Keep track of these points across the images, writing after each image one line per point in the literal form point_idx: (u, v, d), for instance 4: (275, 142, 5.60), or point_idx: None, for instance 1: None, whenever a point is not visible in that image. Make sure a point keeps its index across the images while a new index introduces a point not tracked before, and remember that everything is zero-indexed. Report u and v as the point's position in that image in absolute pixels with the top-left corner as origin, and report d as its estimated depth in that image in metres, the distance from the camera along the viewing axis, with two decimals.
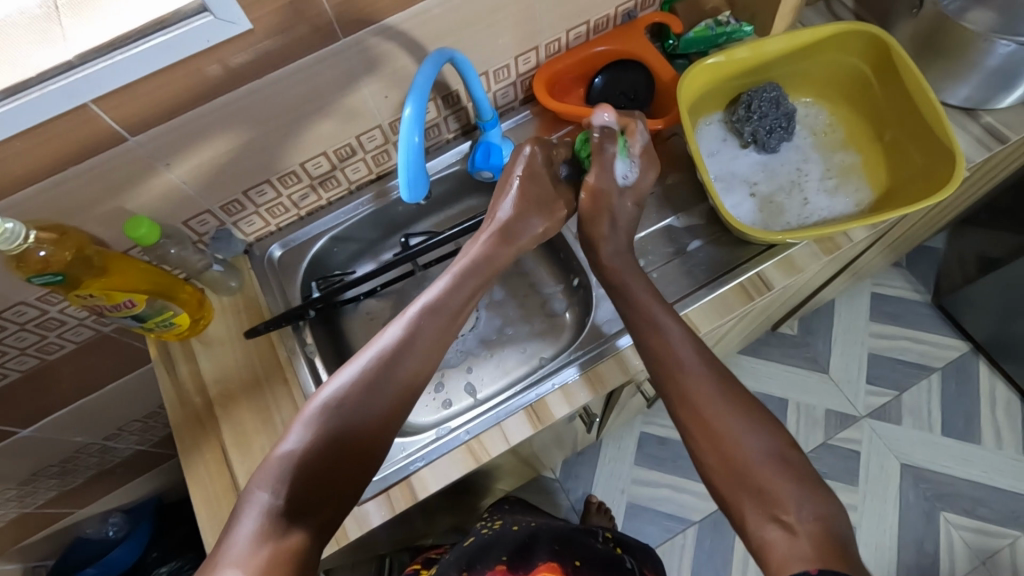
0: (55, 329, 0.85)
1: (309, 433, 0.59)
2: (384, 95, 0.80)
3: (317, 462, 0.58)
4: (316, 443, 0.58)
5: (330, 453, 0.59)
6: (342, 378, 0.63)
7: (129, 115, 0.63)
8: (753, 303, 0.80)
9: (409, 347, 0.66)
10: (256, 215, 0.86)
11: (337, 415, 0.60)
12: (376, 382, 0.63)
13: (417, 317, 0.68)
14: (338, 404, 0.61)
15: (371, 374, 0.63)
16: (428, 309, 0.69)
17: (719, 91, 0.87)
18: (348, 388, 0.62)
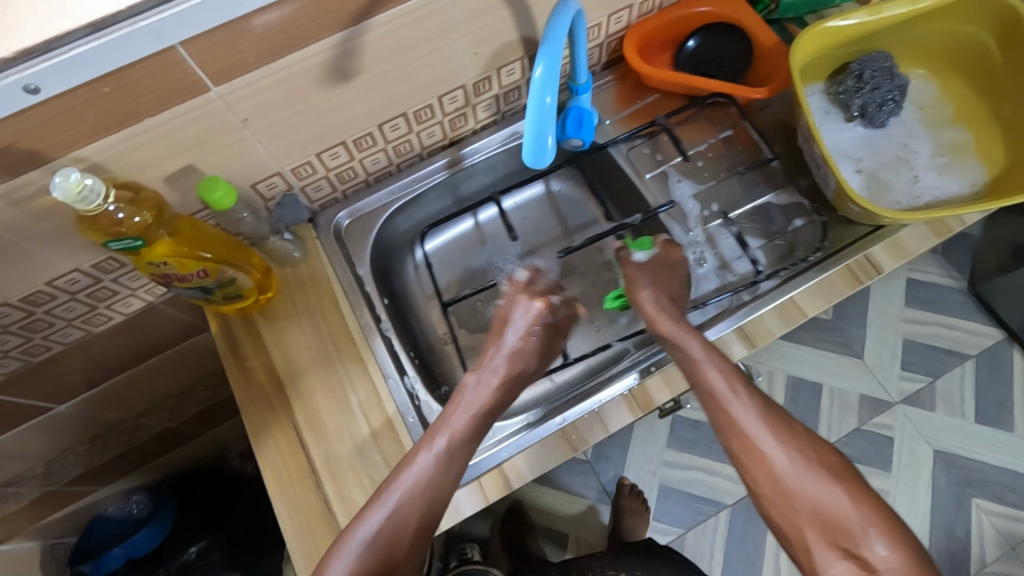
0: (106, 299, 0.78)
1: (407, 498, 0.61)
2: (474, 52, 0.73)
3: (409, 525, 0.60)
4: (413, 510, 0.60)
5: (418, 521, 0.61)
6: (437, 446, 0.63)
7: (216, 61, 0.56)
8: (860, 286, 0.76)
9: (484, 417, 0.67)
10: (324, 180, 0.80)
11: (432, 494, 0.62)
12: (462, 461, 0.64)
13: (490, 387, 0.68)
14: (434, 476, 0.62)
15: (462, 449, 0.64)
16: (502, 380, 0.69)
17: (822, 60, 0.81)
18: (449, 460, 0.63)
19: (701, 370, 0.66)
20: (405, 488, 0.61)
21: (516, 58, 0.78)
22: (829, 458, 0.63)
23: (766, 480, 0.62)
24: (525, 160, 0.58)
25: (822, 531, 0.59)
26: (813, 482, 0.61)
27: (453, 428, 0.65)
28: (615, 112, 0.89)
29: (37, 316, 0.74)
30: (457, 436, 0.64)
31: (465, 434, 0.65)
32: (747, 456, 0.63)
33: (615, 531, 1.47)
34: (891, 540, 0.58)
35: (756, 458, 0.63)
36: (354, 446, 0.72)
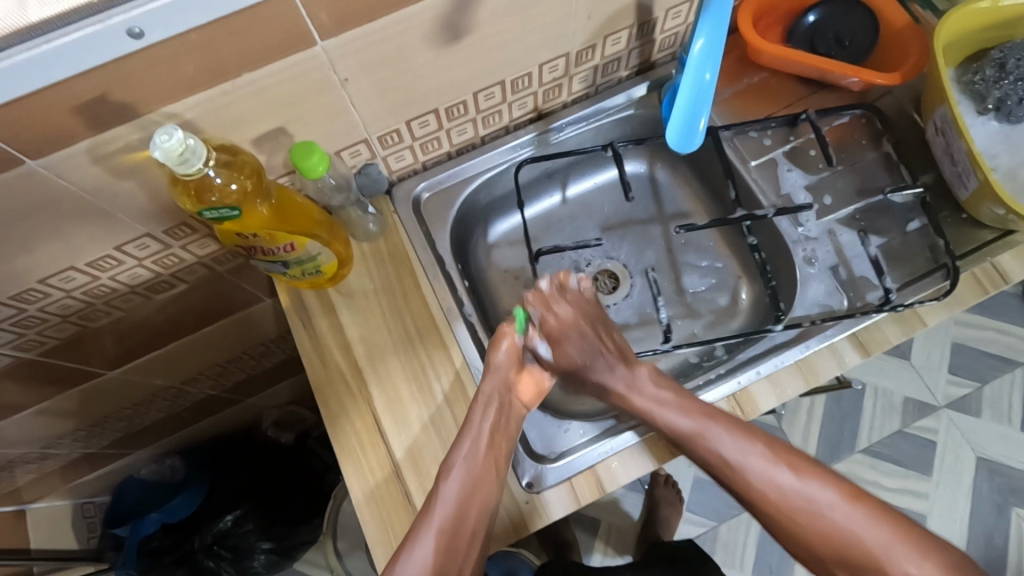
0: (172, 266, 0.74)
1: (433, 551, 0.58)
2: (587, 17, 0.66)
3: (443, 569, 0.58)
4: (440, 559, 0.58)
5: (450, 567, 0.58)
6: (444, 490, 0.60)
7: (329, 12, 0.50)
8: (985, 296, 0.70)
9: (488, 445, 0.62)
10: (408, 150, 0.74)
11: (458, 536, 0.59)
12: (483, 499, 0.61)
13: (482, 416, 0.63)
14: (452, 521, 0.59)
15: (472, 493, 0.60)
16: (495, 407, 0.63)
17: (959, 44, 0.74)
18: (462, 504, 0.59)
19: (655, 414, 0.64)
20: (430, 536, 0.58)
21: (625, 27, 0.72)
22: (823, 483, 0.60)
23: (772, 512, 0.61)
24: (670, 144, 0.54)
25: (841, 567, 0.58)
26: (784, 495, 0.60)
27: (452, 470, 0.61)
28: (718, 91, 0.82)
29: (101, 281, 0.70)
30: (463, 473, 0.60)
31: (471, 475, 0.60)
32: (732, 480, 0.63)
33: (650, 521, 1.45)
34: (922, 556, 0.55)
35: (755, 492, 0.61)
36: (437, 443, 0.68)
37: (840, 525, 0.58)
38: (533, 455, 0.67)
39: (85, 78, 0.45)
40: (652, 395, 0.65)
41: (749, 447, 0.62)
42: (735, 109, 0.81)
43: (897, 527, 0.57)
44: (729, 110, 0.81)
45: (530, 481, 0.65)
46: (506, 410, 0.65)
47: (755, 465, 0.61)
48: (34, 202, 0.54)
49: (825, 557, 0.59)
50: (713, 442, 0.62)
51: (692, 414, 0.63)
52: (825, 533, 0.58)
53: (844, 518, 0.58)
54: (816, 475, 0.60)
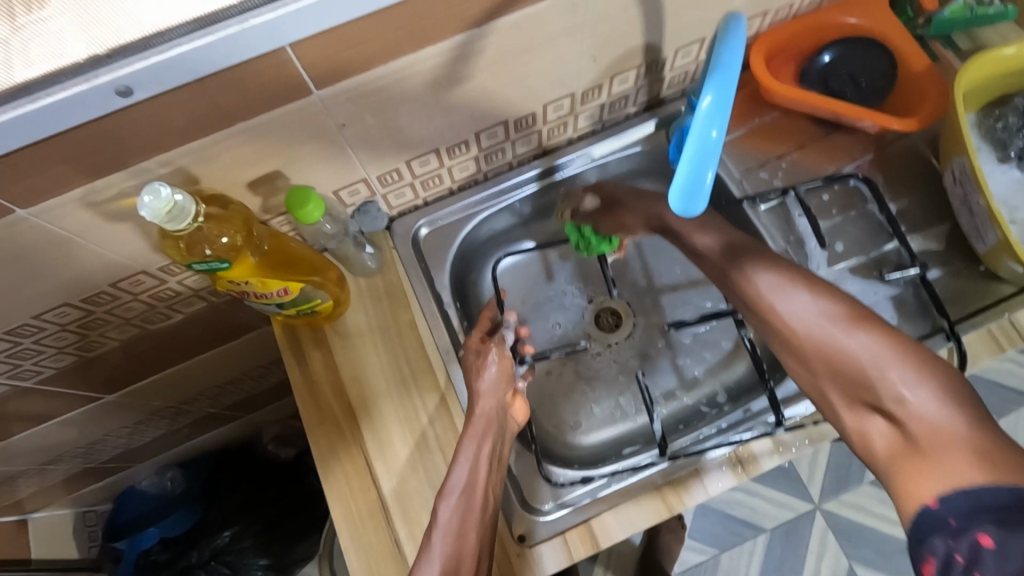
0: (168, 300, 0.73)
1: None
2: (592, 59, 0.65)
3: None
4: None
5: None
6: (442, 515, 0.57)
7: (326, 64, 0.49)
8: (1001, 355, 0.68)
9: (484, 469, 0.60)
10: (409, 187, 0.73)
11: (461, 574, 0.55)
12: (478, 528, 0.58)
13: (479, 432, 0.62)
14: (452, 558, 0.55)
15: (468, 518, 0.57)
16: (489, 424, 0.63)
17: (981, 91, 0.71)
18: (460, 534, 0.56)
19: (745, 277, 0.60)
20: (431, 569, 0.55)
21: (633, 67, 0.70)
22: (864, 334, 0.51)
23: (786, 345, 0.55)
24: (670, 207, 0.49)
25: (837, 388, 0.52)
26: (811, 324, 0.54)
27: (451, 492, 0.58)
28: (728, 130, 0.80)
29: (96, 315, 0.69)
30: (462, 499, 0.58)
31: (467, 499, 0.58)
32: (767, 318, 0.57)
33: (652, 549, 1.43)
34: (923, 387, 0.47)
35: (786, 329, 0.55)
36: (427, 490, 0.67)
37: (856, 350, 0.51)
38: (524, 505, 0.66)
39: (74, 133, 0.44)
40: (714, 258, 0.65)
41: (824, 308, 0.54)
42: (746, 150, 0.79)
43: (892, 341, 0.50)
44: (740, 149, 0.79)
45: (522, 534, 0.64)
46: (499, 426, 0.64)
47: (809, 313, 0.54)
48: (26, 245, 0.53)
49: (825, 376, 0.53)
50: (778, 305, 0.56)
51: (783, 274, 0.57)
52: (838, 364, 0.52)
53: (865, 341, 0.51)
54: (876, 332, 0.51)
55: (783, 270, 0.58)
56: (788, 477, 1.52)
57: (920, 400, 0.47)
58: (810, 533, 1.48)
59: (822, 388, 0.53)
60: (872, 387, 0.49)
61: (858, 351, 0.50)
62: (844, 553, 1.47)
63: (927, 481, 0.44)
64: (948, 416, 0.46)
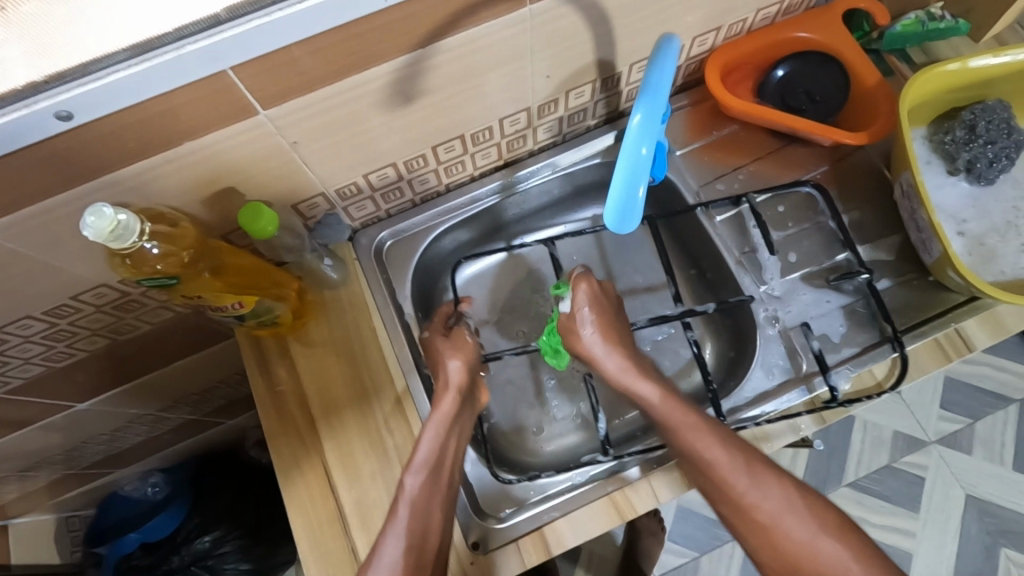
0: (134, 311, 0.74)
1: (405, 557, 0.52)
2: (545, 75, 0.66)
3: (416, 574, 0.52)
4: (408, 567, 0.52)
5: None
6: (409, 484, 0.56)
7: (268, 85, 0.50)
8: (949, 364, 0.69)
9: (448, 442, 0.60)
10: (369, 200, 0.74)
11: (426, 553, 0.54)
12: (443, 503, 0.57)
13: (446, 407, 0.61)
14: (421, 530, 0.54)
15: (436, 492, 0.57)
16: (457, 399, 0.62)
17: (929, 104, 0.73)
18: (427, 507, 0.56)
19: (631, 386, 0.66)
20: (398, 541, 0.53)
21: (588, 82, 0.71)
22: (791, 493, 0.58)
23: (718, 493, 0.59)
24: (606, 222, 0.51)
25: (794, 568, 0.56)
26: (753, 492, 0.58)
27: (421, 465, 0.57)
28: (688, 142, 0.81)
29: (61, 327, 0.70)
30: (431, 474, 0.57)
31: (435, 472, 0.58)
32: (705, 480, 0.60)
33: (631, 553, 1.44)
34: (868, 566, 0.54)
35: (720, 490, 0.59)
36: (386, 500, 0.68)
37: (800, 537, 0.56)
38: (477, 513, 0.67)
39: (17, 156, 0.45)
40: (615, 363, 0.67)
41: (707, 434, 0.60)
42: (706, 162, 0.80)
43: (830, 523, 0.56)
44: (698, 161, 0.80)
45: (476, 540, 0.65)
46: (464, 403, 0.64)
47: (713, 454, 0.59)
48: None
49: (777, 556, 0.57)
50: (718, 462, 0.59)
51: (671, 408, 0.63)
52: (775, 536, 0.57)
53: (809, 525, 0.56)
54: (727, 445, 0.59)
55: (681, 412, 0.63)
56: None
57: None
58: None
59: (704, 489, 0.61)
60: (827, 569, 0.54)
61: (805, 532, 0.56)
62: None
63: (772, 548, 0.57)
64: None
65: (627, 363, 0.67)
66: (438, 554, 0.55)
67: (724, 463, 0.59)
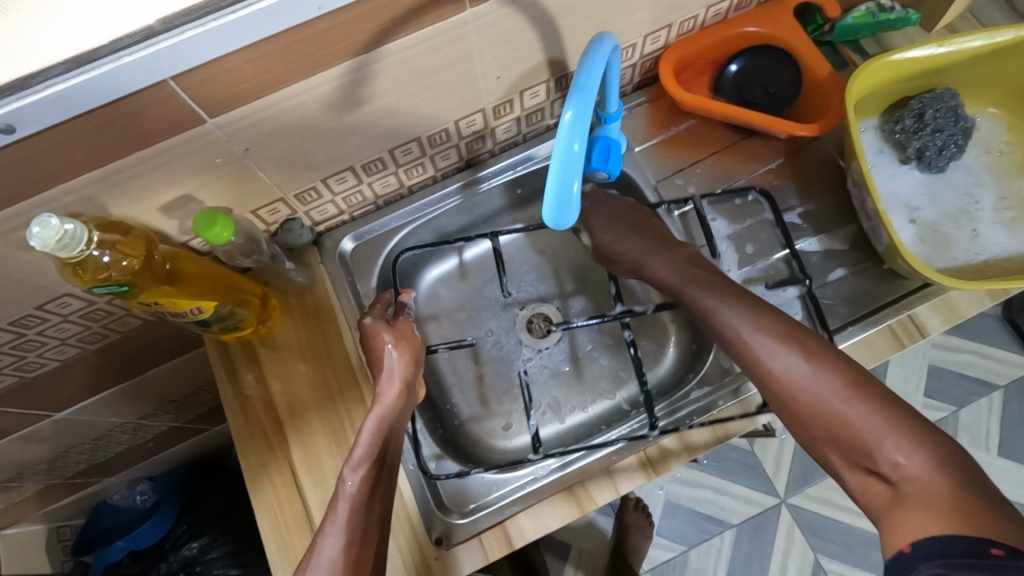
0: (101, 320, 0.75)
1: (343, 554, 0.52)
2: (496, 76, 0.67)
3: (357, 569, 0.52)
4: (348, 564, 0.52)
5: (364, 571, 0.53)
6: (348, 482, 0.55)
7: (213, 94, 0.51)
8: (903, 350, 0.70)
9: (389, 436, 0.59)
10: (330, 204, 0.75)
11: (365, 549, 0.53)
12: (383, 500, 0.57)
13: (390, 402, 0.59)
14: (360, 528, 0.54)
15: (375, 489, 0.56)
16: (401, 394, 0.60)
17: (879, 94, 0.74)
18: (367, 505, 0.55)
19: (708, 310, 0.66)
20: (337, 539, 0.52)
21: (542, 81, 0.72)
22: (836, 376, 0.56)
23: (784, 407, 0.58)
24: (545, 220, 0.52)
25: (840, 454, 0.55)
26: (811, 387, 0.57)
27: (361, 460, 0.56)
28: (647, 138, 0.82)
29: (28, 337, 0.71)
30: (373, 468, 0.56)
31: (376, 466, 0.57)
32: (763, 380, 0.60)
33: (619, 547, 1.44)
34: (914, 448, 0.51)
35: (776, 388, 0.59)
36: None
37: (849, 416, 0.54)
38: (441, 508, 0.67)
39: None
40: (732, 327, 0.63)
41: (821, 377, 0.57)
42: (665, 157, 0.81)
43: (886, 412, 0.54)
44: (657, 156, 0.81)
45: (439, 536, 0.66)
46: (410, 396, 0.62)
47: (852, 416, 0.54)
48: None
49: (826, 445, 0.56)
50: (773, 363, 0.59)
51: (774, 328, 0.61)
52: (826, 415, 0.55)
53: (859, 409, 0.54)
54: (845, 381, 0.56)
55: (756, 313, 0.62)
56: (754, 473, 1.54)
57: (911, 460, 0.51)
58: (775, 527, 1.50)
59: (809, 442, 0.58)
60: (864, 453, 0.53)
61: (853, 409, 0.54)
62: (810, 545, 1.48)
63: (907, 528, 0.49)
64: (933, 477, 0.50)
65: (805, 346, 0.59)
66: (379, 549, 0.55)
67: (881, 430, 0.53)
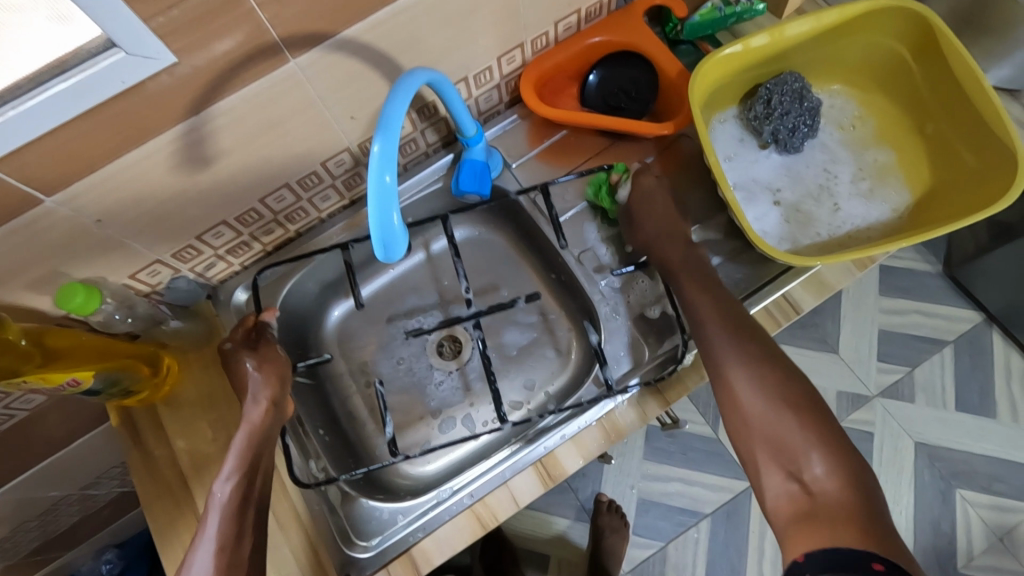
0: (2, 400, 0.76)
1: (215, 559, 0.54)
2: (350, 116, 0.69)
3: None
4: None
5: None
6: (218, 493, 0.58)
7: (42, 175, 0.52)
8: (781, 328, 0.72)
9: (259, 452, 0.61)
10: (215, 258, 0.76)
11: (239, 553, 0.56)
12: (255, 508, 0.60)
13: (257, 421, 0.62)
14: (232, 533, 0.56)
15: (249, 494, 0.59)
16: (269, 412, 0.63)
17: (731, 85, 0.76)
18: (240, 511, 0.58)
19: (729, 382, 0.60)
20: (208, 554, 0.55)
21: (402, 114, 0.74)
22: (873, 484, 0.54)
23: None
24: (375, 253, 0.53)
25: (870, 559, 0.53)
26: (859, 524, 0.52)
27: (232, 472, 0.59)
28: (525, 151, 0.84)
29: None
30: (243, 480, 0.59)
31: (248, 476, 0.60)
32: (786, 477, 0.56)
33: (594, 552, 1.41)
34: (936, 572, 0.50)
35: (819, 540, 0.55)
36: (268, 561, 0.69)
37: None
38: (348, 541, 0.69)
39: None
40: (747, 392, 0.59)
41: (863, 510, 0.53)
42: (544, 169, 0.83)
43: None
44: (536, 169, 0.83)
45: (347, 572, 0.67)
46: (279, 416, 0.64)
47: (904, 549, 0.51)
48: None
49: None
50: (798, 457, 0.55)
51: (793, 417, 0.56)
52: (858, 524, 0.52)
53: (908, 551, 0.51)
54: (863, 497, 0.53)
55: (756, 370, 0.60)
56: (721, 460, 1.53)
57: None
58: (748, 511, 1.48)
59: None
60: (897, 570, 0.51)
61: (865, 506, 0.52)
62: None
63: None
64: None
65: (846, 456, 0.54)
66: (256, 550, 0.58)
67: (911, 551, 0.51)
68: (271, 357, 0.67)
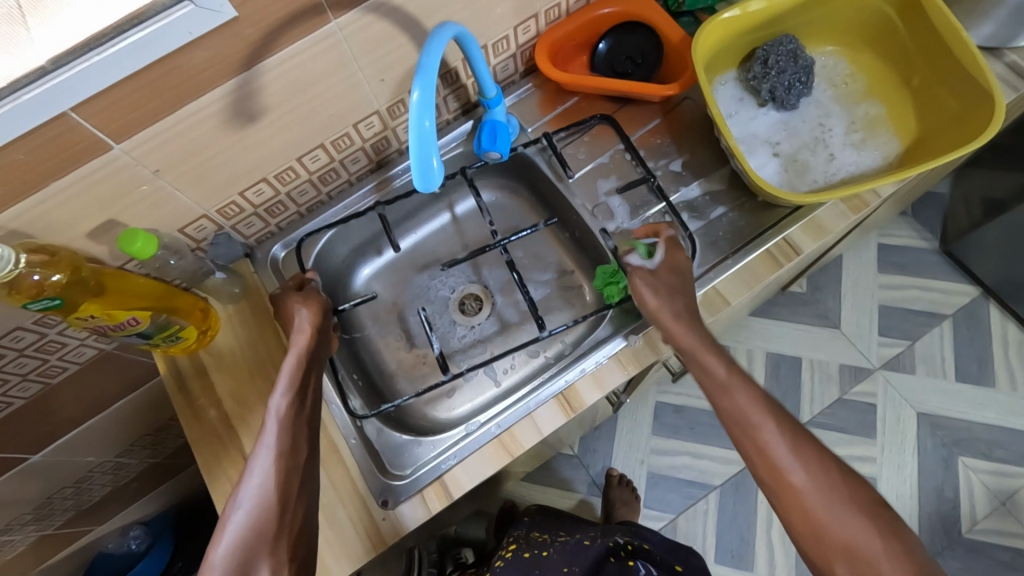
0: (56, 352, 0.82)
1: (276, 463, 0.61)
2: (380, 79, 0.75)
3: (288, 490, 0.60)
4: (281, 483, 0.60)
5: (294, 485, 0.61)
6: (275, 405, 0.64)
7: (114, 121, 0.58)
8: (782, 270, 0.78)
9: (306, 374, 0.67)
10: (254, 217, 0.82)
11: (296, 458, 0.62)
12: (308, 422, 0.66)
13: (303, 345, 0.68)
14: (288, 441, 0.63)
15: (301, 411, 0.65)
16: (312, 336, 0.69)
17: (732, 47, 0.82)
18: (295, 421, 0.64)
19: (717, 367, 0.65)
20: (268, 460, 0.61)
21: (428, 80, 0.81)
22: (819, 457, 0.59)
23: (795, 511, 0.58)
24: (415, 187, 0.59)
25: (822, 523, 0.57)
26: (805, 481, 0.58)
27: (286, 389, 0.65)
28: (538, 117, 0.90)
29: None
30: (296, 397, 0.65)
31: (299, 394, 0.66)
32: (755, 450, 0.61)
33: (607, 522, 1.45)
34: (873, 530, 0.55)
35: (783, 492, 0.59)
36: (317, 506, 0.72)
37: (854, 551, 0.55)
38: (383, 471, 0.74)
39: None
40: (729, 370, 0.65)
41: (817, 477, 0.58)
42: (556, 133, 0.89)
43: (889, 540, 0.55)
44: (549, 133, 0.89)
45: (385, 498, 0.72)
46: (321, 341, 0.71)
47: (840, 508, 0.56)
48: None
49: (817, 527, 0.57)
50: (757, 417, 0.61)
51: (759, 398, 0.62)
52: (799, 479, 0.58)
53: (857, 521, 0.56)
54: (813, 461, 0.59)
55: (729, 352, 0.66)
56: None
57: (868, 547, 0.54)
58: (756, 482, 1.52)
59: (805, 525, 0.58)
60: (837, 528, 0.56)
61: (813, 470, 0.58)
62: None
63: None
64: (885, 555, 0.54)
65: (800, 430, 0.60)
66: (309, 459, 0.65)
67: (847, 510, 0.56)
68: (312, 294, 0.73)
